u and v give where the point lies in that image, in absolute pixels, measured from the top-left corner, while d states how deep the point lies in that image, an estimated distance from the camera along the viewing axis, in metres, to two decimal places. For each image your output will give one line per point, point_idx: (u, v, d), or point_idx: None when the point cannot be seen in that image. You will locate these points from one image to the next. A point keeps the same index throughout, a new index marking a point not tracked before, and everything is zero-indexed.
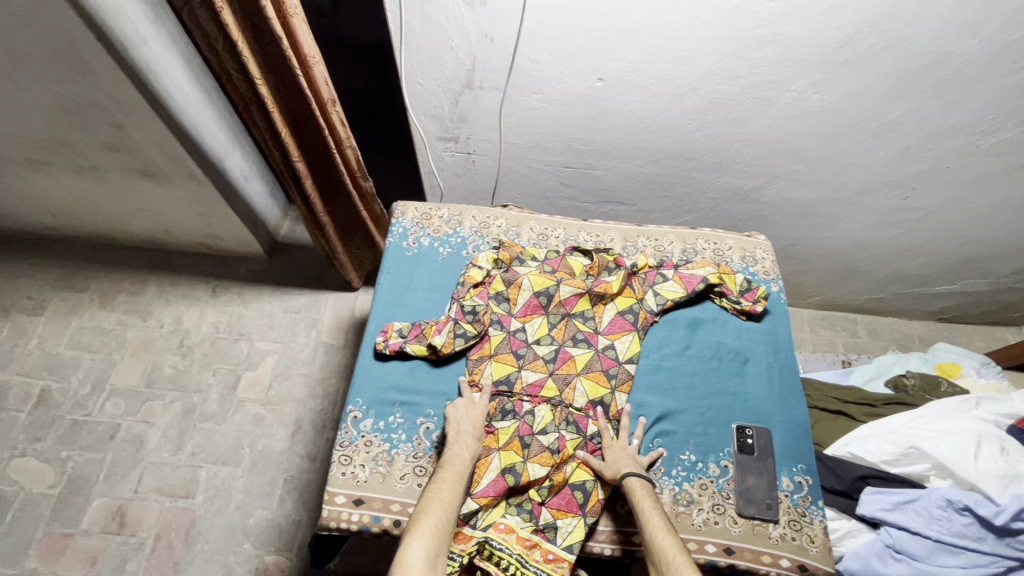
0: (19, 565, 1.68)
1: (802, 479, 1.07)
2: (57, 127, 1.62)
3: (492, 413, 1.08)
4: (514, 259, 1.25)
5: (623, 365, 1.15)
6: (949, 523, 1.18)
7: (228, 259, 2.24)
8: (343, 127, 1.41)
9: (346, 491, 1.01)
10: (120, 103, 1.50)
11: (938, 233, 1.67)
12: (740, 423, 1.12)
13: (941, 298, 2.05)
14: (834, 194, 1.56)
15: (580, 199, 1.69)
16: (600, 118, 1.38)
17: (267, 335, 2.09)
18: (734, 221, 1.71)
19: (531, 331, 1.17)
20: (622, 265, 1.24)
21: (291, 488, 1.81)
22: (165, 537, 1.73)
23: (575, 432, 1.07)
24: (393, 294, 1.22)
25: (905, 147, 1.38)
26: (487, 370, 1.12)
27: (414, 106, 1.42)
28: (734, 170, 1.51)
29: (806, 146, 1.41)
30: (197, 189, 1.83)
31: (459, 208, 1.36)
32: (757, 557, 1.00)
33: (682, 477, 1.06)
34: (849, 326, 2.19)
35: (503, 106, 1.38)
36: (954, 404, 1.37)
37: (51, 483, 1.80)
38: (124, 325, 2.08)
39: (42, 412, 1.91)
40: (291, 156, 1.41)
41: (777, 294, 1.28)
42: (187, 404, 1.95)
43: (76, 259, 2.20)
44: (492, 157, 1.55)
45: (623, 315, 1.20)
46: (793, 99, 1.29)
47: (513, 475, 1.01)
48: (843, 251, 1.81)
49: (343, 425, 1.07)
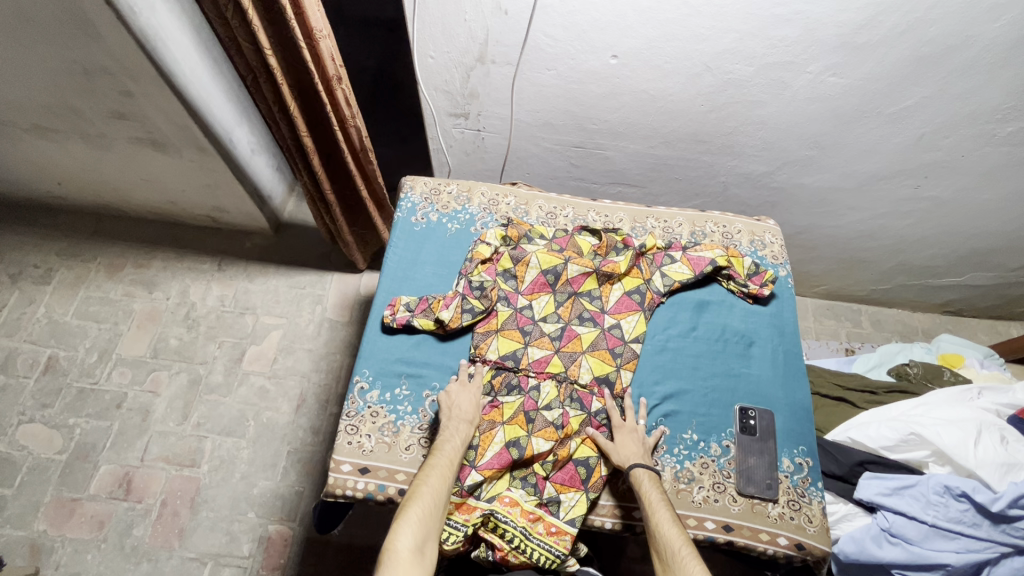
0: (28, 526, 1.71)
1: (803, 460, 1.08)
2: (65, 93, 1.61)
3: (497, 388, 1.09)
4: (522, 237, 1.25)
5: (629, 344, 1.15)
6: (945, 508, 1.19)
7: (233, 233, 2.25)
8: (347, 106, 1.38)
9: (351, 459, 1.02)
10: (128, 69, 1.49)
11: (949, 223, 1.66)
12: (743, 404, 1.12)
13: (948, 290, 2.05)
14: (845, 180, 1.55)
15: (588, 180, 1.68)
16: (613, 97, 1.37)
17: (272, 309, 2.10)
18: (743, 206, 1.70)
19: (538, 308, 1.18)
20: (630, 245, 1.24)
21: (294, 460, 1.84)
22: (171, 503, 1.76)
23: (578, 409, 1.08)
24: (401, 268, 1.22)
25: (921, 134, 1.37)
26: (494, 344, 1.13)
27: (425, 80, 1.40)
28: (746, 154, 1.50)
29: (820, 131, 1.39)
30: (203, 161, 1.82)
31: (468, 184, 1.35)
32: (755, 535, 1.01)
33: (683, 455, 1.07)
34: (853, 316, 2.19)
35: (515, 82, 1.36)
36: (957, 393, 1.37)
37: (59, 449, 1.83)
38: (131, 295, 2.09)
39: (50, 379, 1.93)
40: (298, 131, 1.39)
41: (785, 279, 1.28)
42: (192, 374, 1.97)
43: (82, 228, 2.20)
44: (502, 135, 1.54)
45: (629, 295, 1.20)
46: (809, 82, 1.27)
47: (517, 448, 1.02)
48: (852, 240, 1.80)
49: (350, 395, 1.08)
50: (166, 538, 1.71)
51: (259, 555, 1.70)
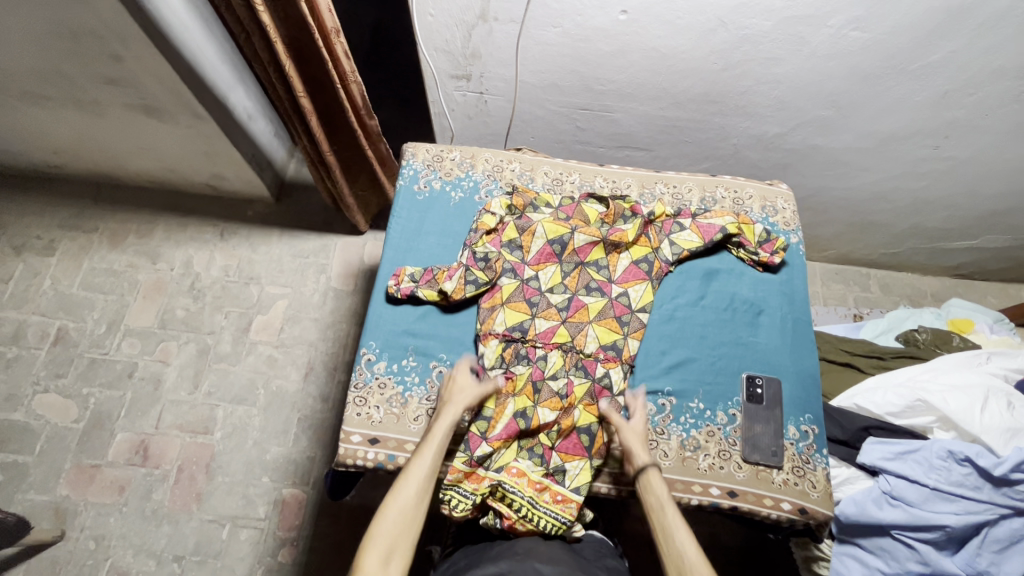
0: (51, 491, 1.77)
1: (808, 428, 1.09)
2: (53, 58, 1.55)
3: (506, 359, 1.09)
4: (527, 205, 1.22)
5: (636, 313, 1.14)
6: (948, 472, 1.21)
7: (234, 201, 2.21)
8: (347, 59, 1.34)
9: (361, 430, 1.03)
10: (116, 32, 1.43)
11: (967, 184, 1.61)
12: (750, 373, 1.12)
13: (960, 253, 2.01)
14: (862, 142, 1.49)
15: (594, 144, 1.62)
16: (621, 56, 1.31)
17: (276, 279, 2.09)
18: (754, 169, 1.65)
19: (544, 279, 1.16)
20: (638, 213, 1.20)
21: (305, 427, 1.87)
22: (187, 469, 1.81)
23: (583, 377, 1.08)
24: (404, 238, 1.20)
25: (945, 92, 1.31)
26: (500, 317, 1.12)
27: (425, 40, 1.34)
28: (759, 115, 1.44)
29: (838, 90, 1.33)
30: (199, 129, 1.78)
31: (471, 150, 1.31)
32: (759, 500, 1.02)
33: (690, 424, 1.07)
34: (861, 280, 2.17)
35: (519, 40, 1.30)
36: (966, 358, 1.36)
37: (75, 418, 1.87)
38: (135, 266, 2.09)
39: (61, 350, 1.95)
40: (295, 91, 1.36)
41: (796, 246, 1.26)
42: (201, 344, 1.99)
43: (81, 198, 2.17)
44: (505, 97, 1.48)
45: (637, 264, 1.18)
46: (830, 37, 1.21)
47: (525, 418, 1.03)
48: (865, 202, 1.75)
49: (357, 367, 1.08)
50: (185, 502, 1.77)
51: (276, 517, 1.76)
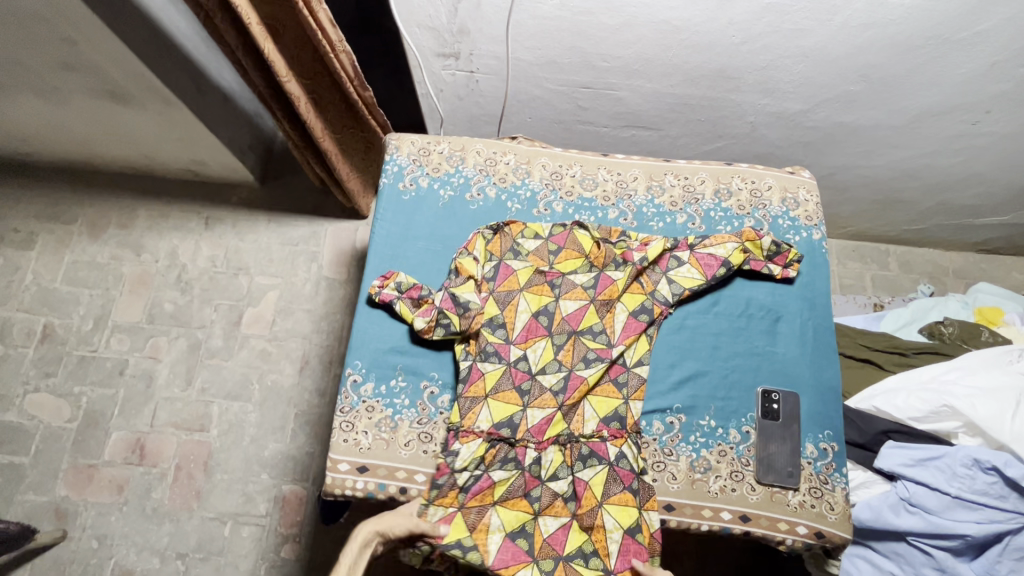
0: (50, 492, 1.75)
1: (827, 445, 1.01)
2: (3, 41, 1.42)
3: (489, 461, 0.97)
4: (507, 250, 1.10)
5: (634, 371, 1.03)
6: (971, 481, 1.15)
7: (217, 187, 2.09)
8: (333, 28, 1.18)
9: (349, 458, 0.97)
10: (67, 13, 1.29)
11: (1005, 161, 1.48)
12: (766, 387, 1.04)
13: (988, 229, 1.89)
14: (893, 118, 1.36)
15: (597, 123, 1.48)
16: (627, 29, 1.16)
17: (265, 269, 2.00)
18: (772, 148, 1.51)
19: (534, 358, 1.02)
20: (631, 259, 1.08)
21: (302, 422, 1.83)
22: (185, 467, 1.79)
23: (598, 464, 0.97)
24: (390, 244, 1.11)
25: (992, 63, 1.16)
26: (485, 411, 0.99)
27: (406, 17, 1.20)
28: (780, 91, 1.30)
29: (871, 63, 1.19)
30: (171, 114, 1.65)
31: (461, 142, 1.19)
32: (773, 524, 0.97)
33: (700, 443, 1.00)
34: (879, 258, 2.05)
35: (511, 14, 1.15)
36: (995, 356, 1.27)
37: (69, 418, 1.83)
38: (118, 259, 2.00)
39: (49, 348, 1.90)
40: (279, 74, 1.22)
41: (818, 243, 1.14)
42: (192, 339, 1.92)
43: (56, 187, 2.06)
44: (499, 76, 1.34)
45: (636, 315, 1.05)
46: (865, 4, 1.06)
47: (525, 537, 0.95)
48: (892, 181, 1.62)
49: (343, 390, 1.00)
50: (185, 500, 1.76)
51: (276, 514, 1.74)
